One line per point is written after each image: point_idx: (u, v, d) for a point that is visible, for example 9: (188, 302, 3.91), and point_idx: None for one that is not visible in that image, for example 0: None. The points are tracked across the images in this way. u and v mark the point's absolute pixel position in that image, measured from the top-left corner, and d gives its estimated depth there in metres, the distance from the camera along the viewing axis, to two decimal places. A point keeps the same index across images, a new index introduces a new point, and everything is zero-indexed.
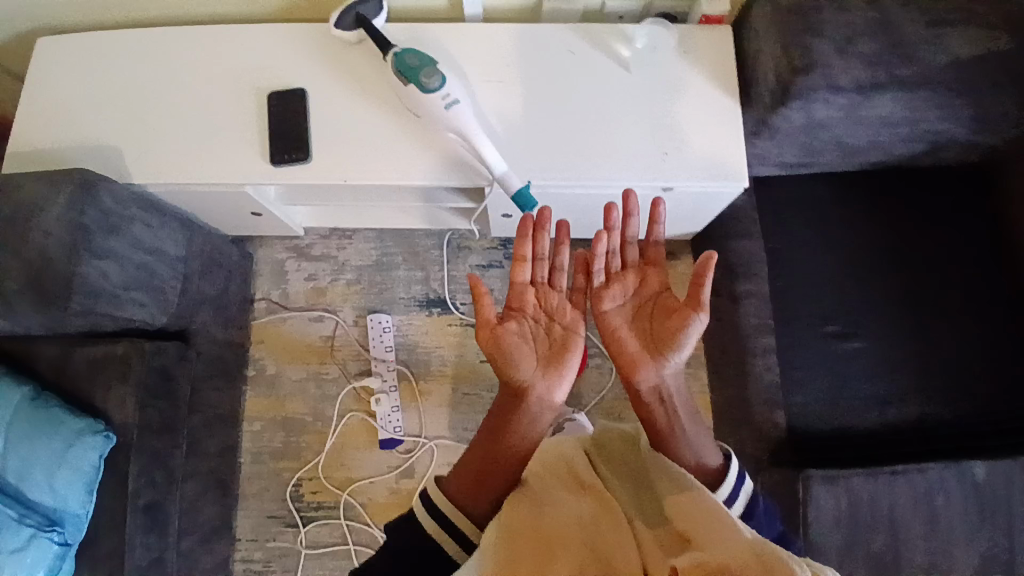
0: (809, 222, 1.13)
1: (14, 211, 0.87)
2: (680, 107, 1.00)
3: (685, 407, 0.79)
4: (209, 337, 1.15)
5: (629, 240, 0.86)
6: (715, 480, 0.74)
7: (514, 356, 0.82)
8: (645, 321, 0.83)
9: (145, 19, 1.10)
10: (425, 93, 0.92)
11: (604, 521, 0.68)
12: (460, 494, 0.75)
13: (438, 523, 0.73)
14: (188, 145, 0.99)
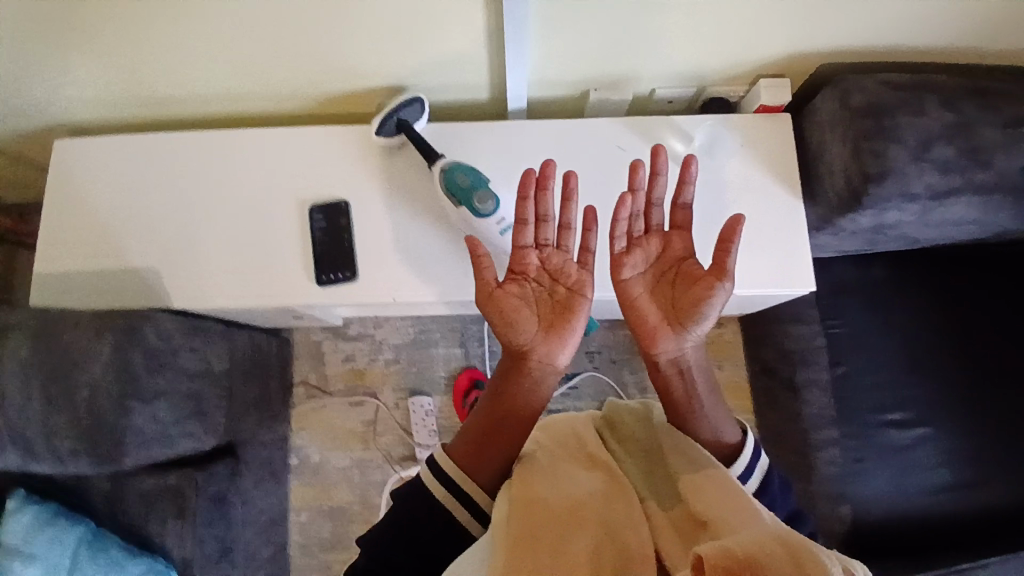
0: (869, 304, 1.09)
1: (59, 363, 0.83)
2: (743, 205, 0.93)
3: (702, 375, 0.77)
4: (255, 442, 1.13)
5: (653, 205, 0.81)
6: (728, 455, 0.73)
7: (519, 322, 0.77)
8: (667, 290, 0.79)
9: (167, 117, 1.04)
10: (479, 217, 0.89)
11: (615, 498, 0.61)
12: (467, 460, 0.70)
13: (446, 487, 0.68)
14: (229, 264, 0.95)
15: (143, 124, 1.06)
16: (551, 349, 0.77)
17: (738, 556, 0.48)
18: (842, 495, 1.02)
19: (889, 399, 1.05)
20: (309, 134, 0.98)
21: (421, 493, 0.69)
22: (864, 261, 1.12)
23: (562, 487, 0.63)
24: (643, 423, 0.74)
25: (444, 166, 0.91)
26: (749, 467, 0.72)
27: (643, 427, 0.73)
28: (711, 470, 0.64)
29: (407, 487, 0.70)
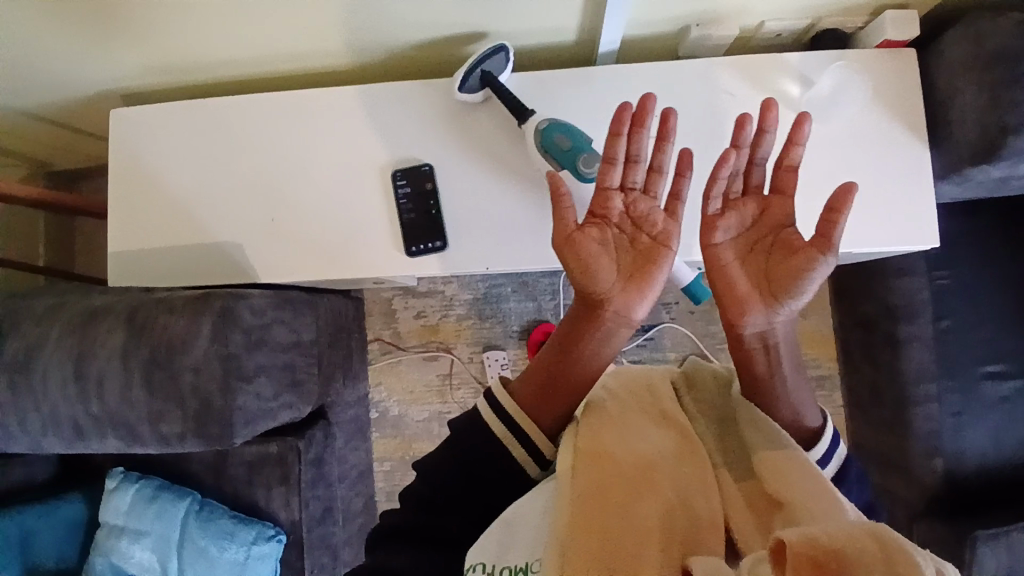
0: (976, 254, 1.01)
1: (160, 348, 0.80)
2: (861, 157, 0.86)
3: (790, 356, 0.66)
4: (341, 402, 1.14)
5: (757, 161, 0.70)
6: (804, 440, 0.62)
7: (595, 264, 0.67)
8: (761, 257, 0.67)
9: (224, 78, 0.97)
10: (581, 181, 0.83)
11: (686, 460, 0.55)
12: (525, 400, 0.64)
13: (507, 427, 0.62)
14: (311, 235, 0.91)
15: (201, 88, 0.99)
16: (625, 298, 0.67)
17: (825, 548, 0.37)
18: (938, 449, 1.00)
19: (990, 351, 1.00)
20: (382, 92, 0.91)
21: (480, 429, 0.63)
22: (975, 207, 1.03)
23: (624, 446, 0.56)
24: (723, 390, 0.66)
25: (544, 126, 0.85)
26: (825, 454, 0.61)
27: (723, 392, 0.65)
28: (791, 449, 0.56)
29: (466, 420, 0.64)
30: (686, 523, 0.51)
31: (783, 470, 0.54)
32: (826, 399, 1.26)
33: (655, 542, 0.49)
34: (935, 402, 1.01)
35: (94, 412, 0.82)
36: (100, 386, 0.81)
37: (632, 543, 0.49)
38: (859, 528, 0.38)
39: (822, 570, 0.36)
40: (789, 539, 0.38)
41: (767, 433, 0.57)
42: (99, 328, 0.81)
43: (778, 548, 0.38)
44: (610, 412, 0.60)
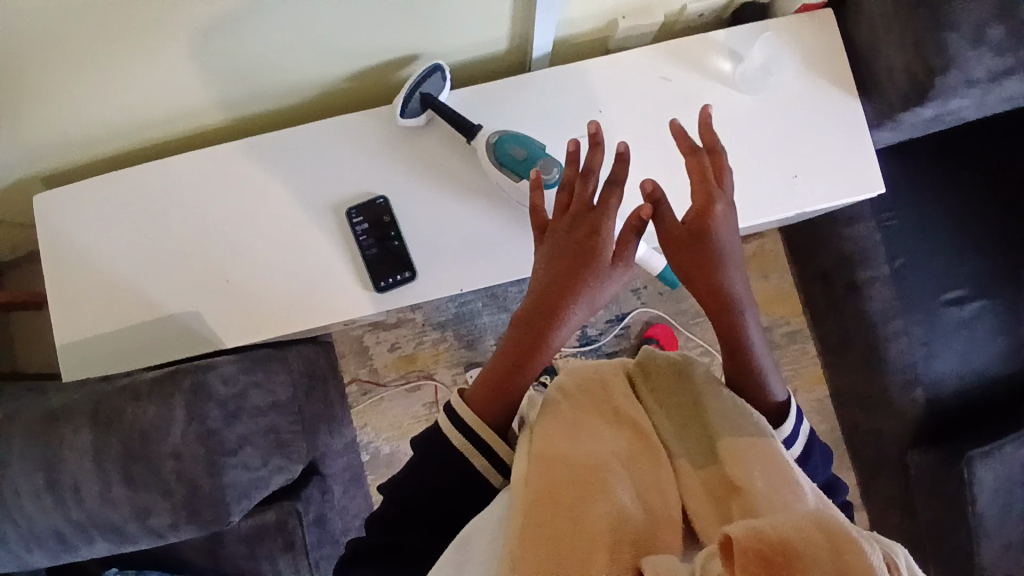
0: (916, 191, 1.07)
1: (133, 440, 0.75)
2: (797, 121, 0.90)
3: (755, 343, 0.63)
4: (331, 453, 1.10)
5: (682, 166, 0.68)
6: (772, 417, 0.61)
7: (541, 269, 0.64)
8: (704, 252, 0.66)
9: (151, 142, 0.92)
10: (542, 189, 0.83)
11: (641, 465, 0.51)
12: (479, 410, 0.60)
13: (468, 438, 0.59)
14: (274, 289, 0.88)
15: (127, 156, 0.94)
16: (571, 297, 0.62)
17: (774, 544, 0.36)
18: (915, 380, 1.04)
19: (949, 279, 1.04)
20: (324, 129, 0.89)
21: (443, 434, 0.60)
22: (905, 149, 1.10)
23: (575, 450, 0.52)
24: (680, 372, 0.58)
25: (495, 140, 0.85)
26: (791, 434, 0.61)
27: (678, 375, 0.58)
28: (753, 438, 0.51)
29: (421, 435, 0.62)
30: (637, 531, 0.47)
31: (743, 460, 0.50)
32: (802, 353, 1.30)
33: (601, 552, 0.45)
34: (904, 337, 1.05)
35: (75, 520, 0.75)
36: (77, 491, 0.74)
37: (574, 554, 0.45)
38: (807, 516, 0.38)
39: (769, 564, 0.35)
40: (733, 533, 0.37)
41: (728, 419, 0.53)
42: (63, 431, 0.75)
43: (726, 543, 0.38)
44: (561, 415, 0.55)
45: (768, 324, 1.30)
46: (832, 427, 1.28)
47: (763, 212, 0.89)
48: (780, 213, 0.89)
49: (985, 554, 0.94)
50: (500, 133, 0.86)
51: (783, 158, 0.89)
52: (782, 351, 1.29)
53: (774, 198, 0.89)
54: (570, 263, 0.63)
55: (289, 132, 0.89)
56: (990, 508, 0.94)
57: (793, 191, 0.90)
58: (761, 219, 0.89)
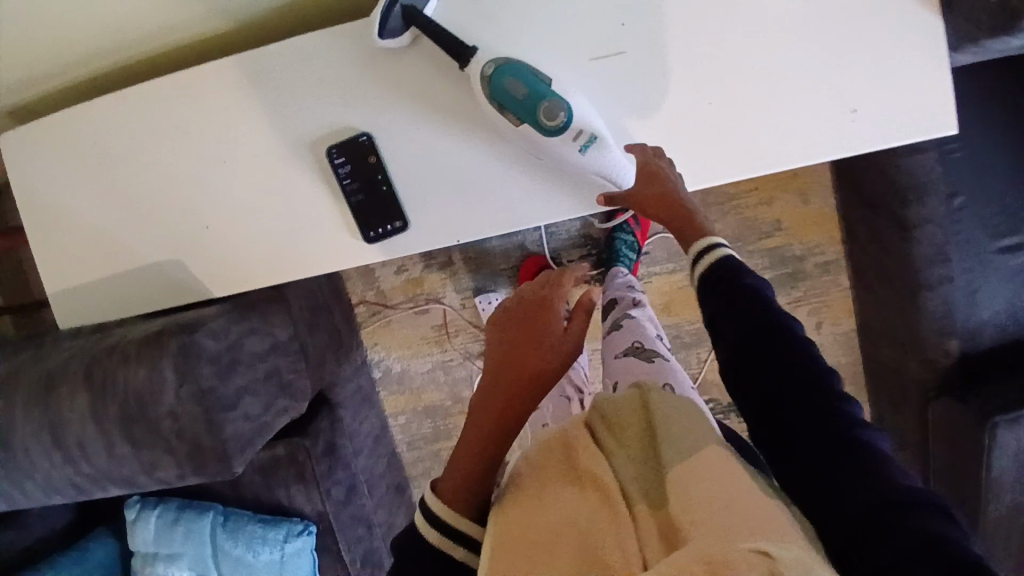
0: (988, 119, 0.93)
1: (128, 403, 0.78)
2: (863, 39, 0.73)
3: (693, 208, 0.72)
4: (343, 382, 1.11)
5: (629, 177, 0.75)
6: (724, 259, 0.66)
7: (490, 352, 0.68)
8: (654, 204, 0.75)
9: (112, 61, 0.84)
10: (548, 134, 0.72)
11: (598, 516, 0.50)
12: (450, 499, 0.59)
13: (445, 531, 0.58)
14: (257, 234, 0.83)
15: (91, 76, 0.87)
16: (515, 364, 0.65)
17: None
18: (951, 330, 0.97)
19: (1008, 221, 0.94)
20: (301, 52, 0.78)
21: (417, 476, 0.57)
22: (984, 67, 0.94)
23: (534, 515, 0.52)
24: (637, 411, 0.58)
25: (492, 70, 0.72)
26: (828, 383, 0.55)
27: (636, 418, 0.58)
28: (701, 462, 0.52)
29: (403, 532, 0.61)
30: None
31: (689, 490, 0.49)
32: (833, 284, 1.20)
33: None
34: (949, 284, 0.96)
35: (86, 471, 0.82)
36: (82, 450, 0.81)
37: None
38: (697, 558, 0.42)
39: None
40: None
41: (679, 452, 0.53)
42: (60, 394, 0.80)
43: None
44: (525, 483, 0.55)
45: (801, 253, 1.20)
46: (854, 360, 1.23)
47: (803, 151, 0.75)
48: (823, 156, 0.75)
49: (991, 513, 0.92)
50: (498, 59, 0.73)
51: (840, 85, 0.74)
52: (812, 282, 1.21)
53: (819, 135, 0.75)
54: (516, 338, 0.67)
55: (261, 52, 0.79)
56: (1009, 470, 0.90)
57: (844, 127, 0.75)
58: (800, 160, 0.75)
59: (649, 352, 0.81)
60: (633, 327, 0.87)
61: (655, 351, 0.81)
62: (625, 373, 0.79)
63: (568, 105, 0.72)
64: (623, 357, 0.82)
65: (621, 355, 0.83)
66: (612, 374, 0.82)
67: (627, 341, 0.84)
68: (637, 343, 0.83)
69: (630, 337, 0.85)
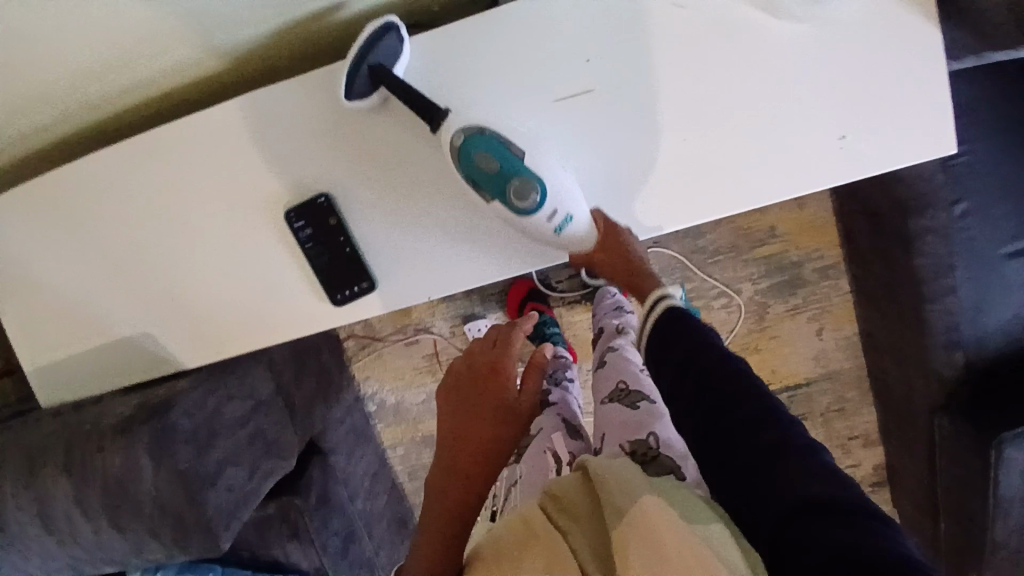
0: (991, 122, 0.88)
1: (108, 489, 0.78)
2: (852, 63, 0.69)
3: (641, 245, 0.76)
4: (336, 425, 1.10)
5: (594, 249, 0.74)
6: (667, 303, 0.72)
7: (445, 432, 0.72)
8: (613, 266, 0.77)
9: (63, 126, 0.80)
10: (521, 214, 0.68)
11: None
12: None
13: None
14: (227, 301, 0.80)
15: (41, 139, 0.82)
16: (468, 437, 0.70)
17: None
18: (957, 342, 0.94)
19: (1015, 228, 0.90)
20: (260, 112, 0.74)
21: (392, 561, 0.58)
22: (988, 67, 0.89)
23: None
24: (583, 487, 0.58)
25: (462, 142, 0.68)
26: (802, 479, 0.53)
27: (584, 491, 0.58)
28: (639, 507, 0.51)
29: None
30: None
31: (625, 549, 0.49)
32: (833, 289, 1.16)
33: None
34: (953, 297, 0.92)
35: (77, 553, 0.83)
36: (69, 534, 0.81)
37: None
38: None
39: None
40: None
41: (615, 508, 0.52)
42: (42, 480, 0.80)
43: None
44: (484, 559, 0.56)
45: (799, 260, 1.15)
46: (859, 365, 1.19)
47: (792, 183, 0.71)
48: (815, 186, 0.71)
49: (999, 529, 0.91)
50: (471, 130, 0.68)
51: (828, 112, 0.70)
52: (811, 288, 1.16)
53: (810, 165, 0.71)
54: (460, 416, 0.72)
55: (222, 112, 0.75)
56: (1016, 488, 0.89)
57: (835, 156, 0.71)
58: (790, 192, 0.71)
59: (635, 396, 0.77)
60: (618, 366, 0.83)
61: (641, 393, 0.78)
62: (611, 422, 0.76)
63: (542, 184, 0.68)
64: (609, 402, 0.79)
65: (607, 400, 0.80)
66: (600, 423, 0.79)
67: (613, 383, 0.81)
68: (622, 386, 0.80)
69: (616, 377, 0.81)
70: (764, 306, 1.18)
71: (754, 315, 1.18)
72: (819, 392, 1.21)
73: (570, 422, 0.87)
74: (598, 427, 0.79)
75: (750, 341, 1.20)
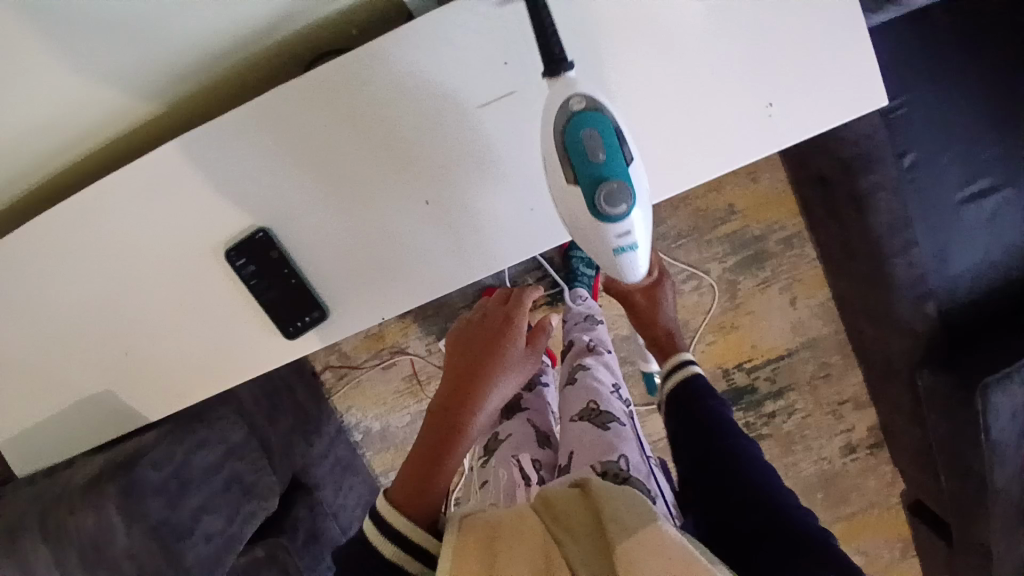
0: (922, 71, 0.89)
1: (85, 553, 0.74)
2: (769, 31, 0.69)
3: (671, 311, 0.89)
4: (318, 459, 1.08)
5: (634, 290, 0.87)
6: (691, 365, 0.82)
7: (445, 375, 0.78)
8: None
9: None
10: (600, 211, 0.65)
11: None
12: (404, 499, 0.64)
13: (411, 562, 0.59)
14: (181, 348, 0.78)
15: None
16: (476, 377, 0.76)
17: None
18: (927, 294, 0.92)
19: (964, 173, 0.90)
20: (189, 155, 0.74)
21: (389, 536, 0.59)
22: (911, 18, 0.89)
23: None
24: (581, 498, 0.59)
25: (578, 110, 0.63)
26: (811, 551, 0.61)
27: (580, 503, 0.59)
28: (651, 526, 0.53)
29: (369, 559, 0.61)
30: None
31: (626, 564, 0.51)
32: (800, 257, 1.16)
33: None
34: (915, 248, 0.91)
35: None
36: None
37: None
38: None
39: None
40: None
41: (621, 521, 0.54)
42: None
43: None
44: (475, 535, 0.56)
45: (761, 234, 1.15)
46: (837, 330, 1.18)
47: (724, 160, 0.72)
48: (746, 159, 0.72)
49: (999, 477, 0.87)
50: (593, 104, 0.63)
51: (751, 83, 0.70)
52: (778, 260, 1.16)
53: (738, 139, 0.71)
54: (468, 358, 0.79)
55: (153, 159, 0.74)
56: (1008, 431, 0.86)
57: (764, 126, 0.71)
58: (725, 169, 0.72)
59: (605, 417, 0.83)
60: (588, 385, 0.89)
61: (610, 414, 0.84)
62: (582, 439, 0.81)
63: (634, 198, 0.65)
64: (579, 420, 0.84)
65: (576, 418, 0.85)
66: (568, 439, 0.83)
67: (583, 403, 0.86)
68: (591, 406, 0.85)
69: (586, 397, 0.87)
70: (734, 283, 1.17)
71: (725, 294, 1.18)
72: (801, 361, 1.19)
73: (540, 431, 0.91)
74: (565, 442, 0.83)
75: (726, 320, 1.19)
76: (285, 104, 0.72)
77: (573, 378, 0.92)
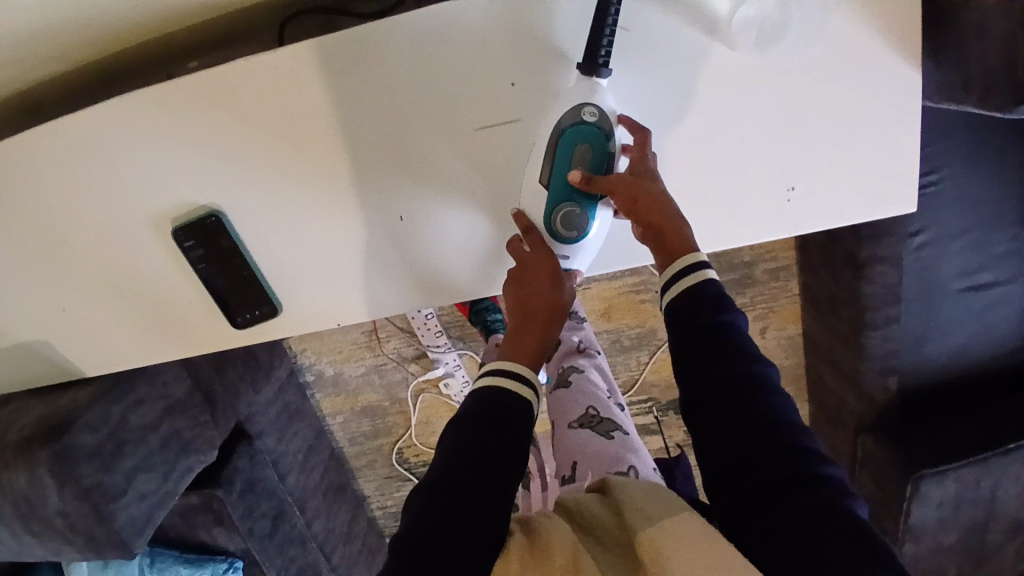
0: (958, 147, 0.82)
1: (18, 501, 0.76)
2: (809, 109, 0.61)
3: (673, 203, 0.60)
4: (264, 407, 1.08)
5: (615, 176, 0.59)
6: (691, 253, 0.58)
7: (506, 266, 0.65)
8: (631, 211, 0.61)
9: None
10: (552, 228, 0.61)
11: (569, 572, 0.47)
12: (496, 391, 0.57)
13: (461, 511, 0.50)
14: (121, 313, 0.73)
15: None
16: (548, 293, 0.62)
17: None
18: (892, 369, 0.91)
19: (966, 262, 0.86)
20: (142, 114, 0.65)
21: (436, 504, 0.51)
22: None
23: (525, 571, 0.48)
24: (609, 498, 0.55)
25: (585, 122, 0.58)
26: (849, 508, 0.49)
27: (604, 504, 0.54)
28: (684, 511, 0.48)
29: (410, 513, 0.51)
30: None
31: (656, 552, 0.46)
32: (783, 288, 1.13)
33: None
34: (896, 325, 0.88)
35: None
36: None
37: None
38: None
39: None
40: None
41: (650, 512, 0.49)
42: None
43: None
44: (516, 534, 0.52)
45: (750, 259, 1.11)
46: (799, 363, 1.19)
47: (732, 236, 0.64)
48: (754, 240, 0.65)
49: (907, 550, 0.91)
50: (604, 122, 0.58)
51: (777, 160, 0.62)
52: (760, 288, 1.13)
53: (752, 219, 0.64)
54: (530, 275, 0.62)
55: (104, 112, 0.65)
56: (929, 516, 0.89)
57: (780, 209, 0.63)
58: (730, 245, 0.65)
59: (608, 426, 0.80)
60: (584, 390, 0.85)
61: (613, 423, 0.80)
62: (585, 448, 0.77)
63: (589, 227, 0.61)
64: (578, 427, 0.80)
65: (576, 424, 0.81)
66: (571, 447, 0.78)
67: (582, 409, 0.82)
68: (592, 412, 0.81)
69: (585, 402, 0.83)
70: None
71: None
72: None
73: None
74: (566, 452, 0.78)
75: None
76: (255, 75, 0.63)
77: (566, 380, 0.87)
